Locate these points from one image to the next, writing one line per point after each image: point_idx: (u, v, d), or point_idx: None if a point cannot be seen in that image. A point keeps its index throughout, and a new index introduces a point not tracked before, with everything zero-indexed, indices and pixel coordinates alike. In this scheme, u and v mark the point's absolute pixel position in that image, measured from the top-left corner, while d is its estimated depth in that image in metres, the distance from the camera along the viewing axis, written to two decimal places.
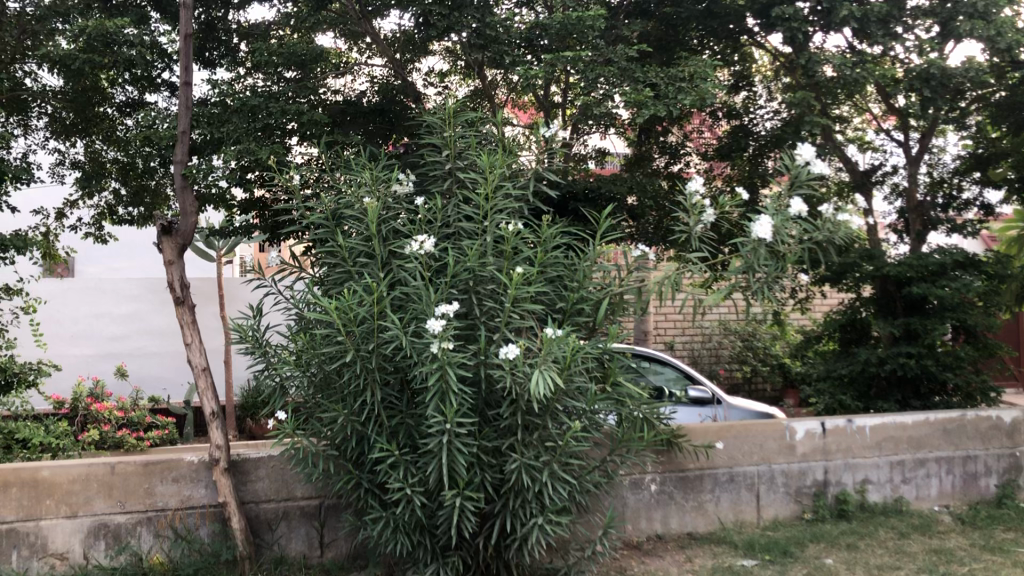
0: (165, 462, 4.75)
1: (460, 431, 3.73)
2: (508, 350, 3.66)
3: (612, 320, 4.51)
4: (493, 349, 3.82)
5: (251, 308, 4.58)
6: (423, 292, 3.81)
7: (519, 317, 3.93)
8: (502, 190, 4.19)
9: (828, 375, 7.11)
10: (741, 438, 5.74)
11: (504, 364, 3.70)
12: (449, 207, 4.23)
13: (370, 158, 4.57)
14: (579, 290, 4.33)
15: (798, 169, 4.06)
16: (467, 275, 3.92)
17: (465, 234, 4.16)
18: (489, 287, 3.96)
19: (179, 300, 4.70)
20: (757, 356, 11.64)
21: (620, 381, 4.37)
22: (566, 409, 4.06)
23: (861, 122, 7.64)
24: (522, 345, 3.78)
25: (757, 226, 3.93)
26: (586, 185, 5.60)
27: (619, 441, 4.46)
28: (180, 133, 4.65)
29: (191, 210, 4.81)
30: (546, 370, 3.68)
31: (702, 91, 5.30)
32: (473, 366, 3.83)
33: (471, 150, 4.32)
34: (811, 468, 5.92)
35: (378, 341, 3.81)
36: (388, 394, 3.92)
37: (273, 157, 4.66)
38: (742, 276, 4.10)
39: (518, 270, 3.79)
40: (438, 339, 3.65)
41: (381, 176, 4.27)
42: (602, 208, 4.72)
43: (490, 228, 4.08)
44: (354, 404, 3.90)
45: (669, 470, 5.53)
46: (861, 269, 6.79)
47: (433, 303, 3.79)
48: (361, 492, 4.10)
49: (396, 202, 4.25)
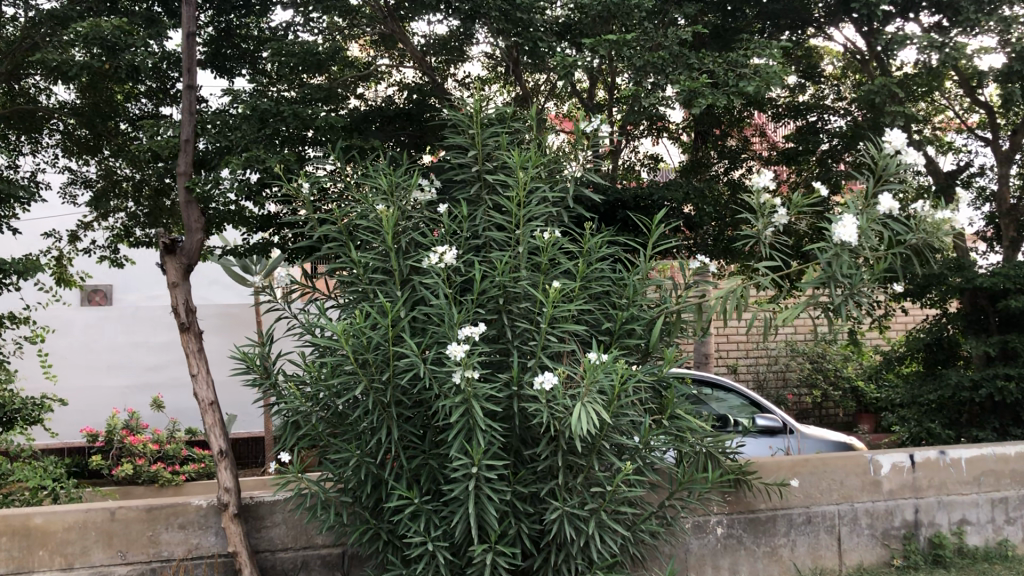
0: (171, 507, 4.27)
1: (490, 475, 3.17)
2: (545, 379, 3.09)
3: (668, 342, 3.91)
4: (527, 377, 3.26)
5: (260, 334, 4.08)
6: (446, 312, 3.27)
7: (557, 340, 3.37)
8: (537, 195, 3.64)
9: (913, 401, 6.37)
10: (818, 473, 5.07)
11: (541, 396, 3.12)
12: (477, 216, 3.70)
13: (390, 163, 4.06)
14: (628, 308, 3.75)
15: (887, 160, 3.42)
16: (496, 293, 3.38)
17: (495, 246, 3.62)
18: (523, 306, 3.41)
19: (184, 327, 4.25)
20: (827, 379, 10.87)
21: (678, 412, 3.72)
22: (615, 447, 3.49)
23: (941, 120, 6.95)
24: (561, 372, 3.21)
25: (838, 226, 3.31)
26: (636, 192, 5.01)
27: (680, 482, 3.87)
28: (184, 141, 4.22)
29: (196, 226, 4.36)
30: (591, 403, 3.10)
31: (767, 77, 4.68)
32: (504, 399, 3.27)
33: (501, 150, 3.78)
34: (898, 508, 5.23)
35: (393, 370, 3.27)
36: (407, 432, 3.38)
37: (281, 165, 4.16)
38: (821, 288, 3.48)
39: (556, 285, 3.24)
40: (461, 367, 3.09)
41: (400, 182, 3.73)
42: (655, 214, 4.11)
43: (524, 237, 3.53)
44: (369, 444, 3.38)
45: (737, 511, 4.88)
46: (948, 282, 6.07)
47: (457, 324, 3.24)
48: (380, 545, 3.56)
49: (418, 211, 3.73)
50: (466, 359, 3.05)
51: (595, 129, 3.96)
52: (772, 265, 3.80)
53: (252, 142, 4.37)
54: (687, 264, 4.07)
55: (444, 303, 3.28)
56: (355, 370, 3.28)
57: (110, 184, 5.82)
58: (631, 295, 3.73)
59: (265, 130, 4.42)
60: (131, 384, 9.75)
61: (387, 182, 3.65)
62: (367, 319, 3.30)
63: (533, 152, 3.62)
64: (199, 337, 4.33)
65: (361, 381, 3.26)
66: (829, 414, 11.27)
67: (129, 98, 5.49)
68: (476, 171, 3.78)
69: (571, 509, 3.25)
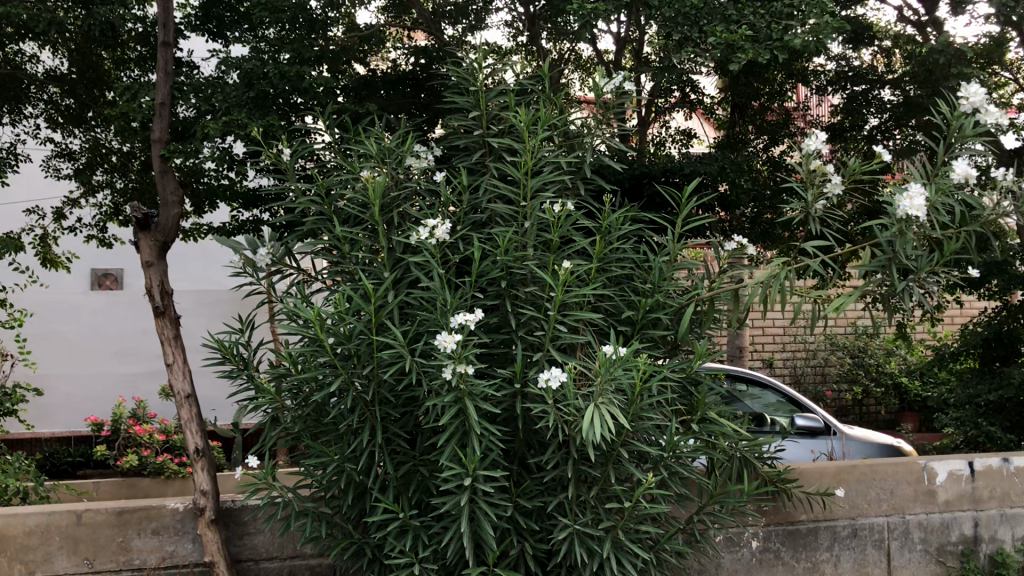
0: (144, 511, 3.84)
1: (486, 488, 2.70)
2: (552, 376, 2.61)
3: (699, 335, 3.42)
4: (532, 373, 2.79)
5: (239, 320, 3.64)
6: (437, 296, 2.80)
7: (568, 331, 2.90)
8: (548, 162, 3.16)
9: (970, 401, 5.79)
10: (865, 482, 4.55)
11: (547, 395, 2.65)
12: (479, 187, 3.22)
13: (386, 127, 3.59)
14: (652, 295, 3.27)
15: (962, 119, 2.90)
16: (498, 275, 2.91)
17: (500, 221, 3.13)
18: (528, 290, 2.94)
19: (158, 310, 3.83)
20: (869, 375, 10.27)
21: (710, 415, 3.23)
22: (636, 456, 3.01)
23: (1004, 93, 6.35)
24: (571, 367, 2.73)
25: (902, 197, 2.79)
26: (666, 165, 4.51)
27: (711, 496, 3.38)
28: (158, 103, 3.80)
29: (173, 200, 3.95)
30: (606, 405, 2.63)
31: (818, 30, 4.15)
32: (506, 399, 2.81)
33: (509, 110, 3.30)
34: (955, 520, 4.71)
35: (376, 364, 2.81)
36: (394, 434, 2.93)
37: (263, 129, 3.70)
38: (882, 271, 2.96)
39: (566, 265, 2.76)
40: (453, 360, 2.61)
41: (392, 147, 3.27)
42: (686, 188, 3.60)
43: (533, 208, 3.04)
44: (349, 448, 2.93)
45: (775, 523, 4.37)
46: (1013, 270, 5.49)
47: (451, 310, 2.76)
48: (365, 562, 3.11)
49: (415, 179, 3.27)
50: (458, 352, 2.59)
51: (617, 87, 3.45)
52: (824, 245, 3.27)
53: (234, 105, 3.91)
54: (723, 245, 3.57)
55: (436, 286, 2.81)
56: (331, 363, 2.83)
57: (98, 155, 5.36)
58: (657, 279, 3.23)
59: (247, 92, 3.94)
60: (141, 372, 9.38)
61: (377, 147, 3.18)
62: (347, 304, 2.86)
63: (545, 111, 3.13)
64: (176, 322, 3.91)
65: (338, 375, 2.81)
66: (870, 411, 10.68)
67: (119, 65, 5.06)
68: (480, 134, 3.28)
69: (582, 529, 2.78)
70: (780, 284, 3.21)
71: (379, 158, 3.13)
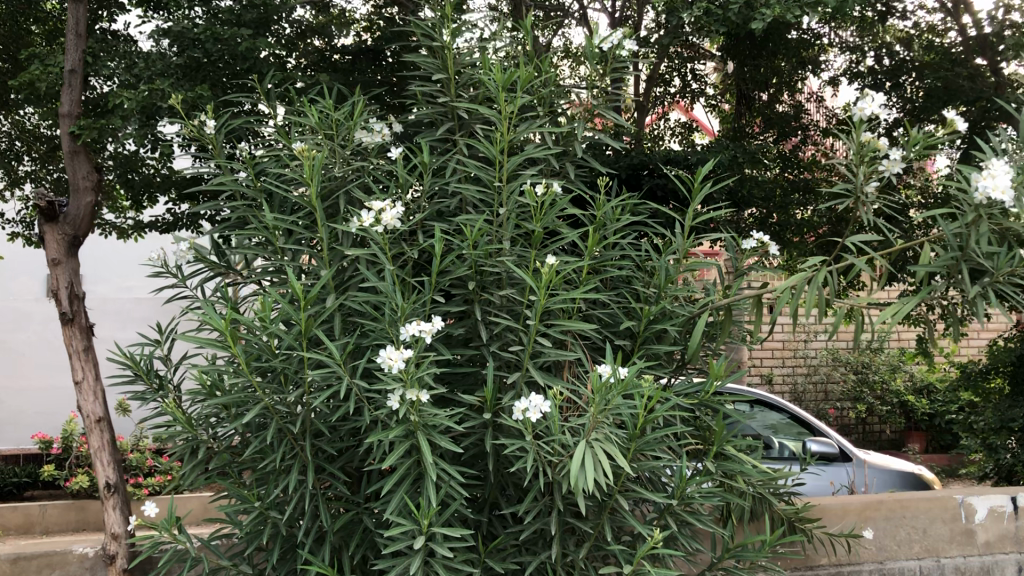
0: (44, 558, 2.92)
1: (445, 549, 2.09)
2: (532, 405, 2.01)
3: (712, 351, 2.81)
4: (507, 398, 2.19)
5: (157, 329, 3.01)
6: (387, 300, 2.19)
7: (552, 348, 2.29)
8: (530, 136, 2.56)
9: (1002, 424, 5.20)
10: (895, 520, 3.95)
11: (524, 429, 2.04)
12: (445, 167, 2.61)
13: (337, 96, 2.98)
14: (657, 303, 2.66)
15: None
16: (465, 275, 2.30)
17: (471, 207, 2.54)
18: (503, 293, 2.34)
19: (66, 318, 3.22)
20: (874, 393, 9.62)
21: (728, 451, 2.62)
22: (637, 505, 2.40)
23: None
24: (556, 393, 2.13)
25: (981, 176, 2.30)
26: (668, 153, 3.91)
27: (727, 548, 2.76)
28: (67, 71, 3.19)
29: (86, 185, 3.33)
30: (601, 443, 2.03)
31: None
32: (473, 432, 2.20)
33: (484, 74, 2.70)
34: (997, 564, 4.11)
35: (307, 386, 2.20)
36: (330, 476, 2.32)
37: (187, 100, 3.06)
38: (953, 271, 2.38)
39: (553, 260, 2.15)
40: (402, 383, 2.01)
41: (339, 118, 2.66)
42: (698, 173, 2.98)
43: (512, 190, 2.44)
44: (275, 491, 2.31)
45: (794, 568, 3.76)
46: None
47: (403, 317, 2.16)
48: None
49: (367, 157, 2.66)
50: (408, 371, 1.98)
51: (615, 46, 2.84)
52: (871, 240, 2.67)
53: (156, 73, 3.25)
54: (740, 243, 2.98)
55: (384, 286, 2.20)
56: (249, 384, 2.23)
57: (25, 139, 4.73)
58: (664, 282, 2.63)
59: (172, 58, 3.29)
60: None
61: (320, 116, 2.58)
62: (272, 311, 2.26)
63: (527, 72, 2.53)
64: (89, 332, 3.30)
65: (258, 400, 2.21)
66: (874, 431, 10.05)
67: (47, 40, 4.44)
68: (447, 101, 2.68)
69: None
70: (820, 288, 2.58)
71: (320, 128, 2.53)
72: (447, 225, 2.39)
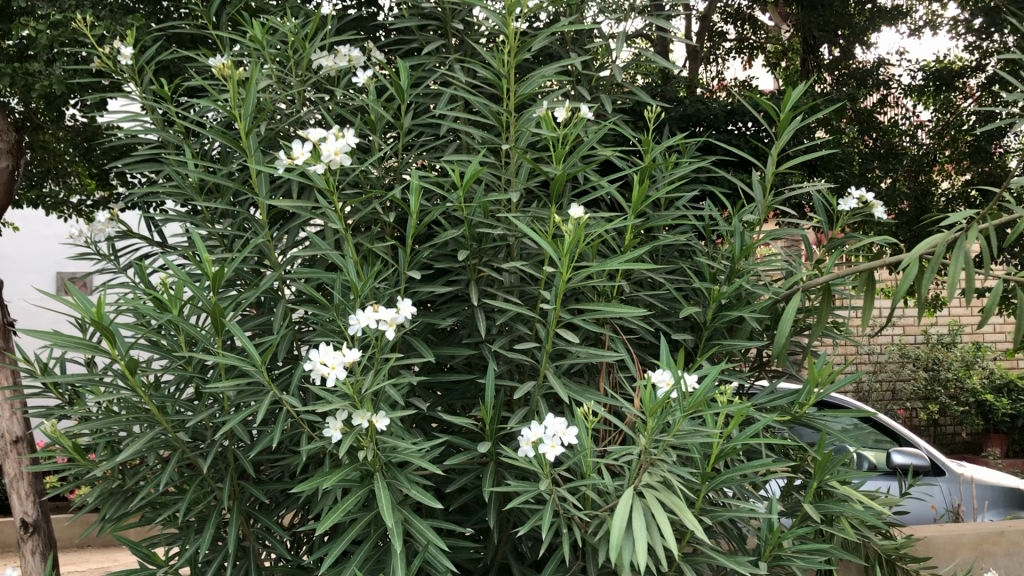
0: None
1: None
2: (547, 434, 1.28)
3: (803, 346, 2.07)
4: (515, 418, 1.48)
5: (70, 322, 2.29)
6: (337, 276, 1.49)
7: (583, 346, 1.57)
8: (549, 50, 1.82)
9: None
10: (1016, 557, 3.17)
11: (539, 471, 1.31)
12: (433, 99, 1.89)
13: (303, 15, 2.29)
14: (731, 282, 1.91)
15: None
16: (453, 241, 1.59)
17: (468, 149, 1.83)
18: (510, 267, 1.62)
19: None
20: (948, 391, 8.67)
21: (830, 486, 1.86)
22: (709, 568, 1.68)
23: None
24: (589, 412, 1.40)
25: None
26: (731, 102, 3.20)
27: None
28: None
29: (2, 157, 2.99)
30: (654, 492, 1.30)
31: None
32: (466, 468, 1.49)
33: None
34: None
35: (225, 405, 1.50)
36: (268, 527, 1.63)
37: (111, 26, 2.36)
38: None
39: (579, 214, 1.42)
40: (346, 403, 1.28)
41: (289, 34, 1.94)
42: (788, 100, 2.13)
43: (522, 120, 1.73)
44: (190, 545, 1.63)
45: None
46: None
47: (357, 302, 1.44)
48: None
49: (331, 91, 1.96)
50: (354, 383, 1.28)
51: None
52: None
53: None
54: (839, 204, 2.22)
55: (333, 257, 1.50)
56: (144, 402, 1.55)
57: None
58: (739, 254, 1.88)
59: None
60: None
61: (261, 29, 1.87)
62: (180, 294, 1.57)
63: None
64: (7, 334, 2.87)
65: (157, 423, 1.53)
66: (947, 433, 9.16)
67: None
68: (438, 9, 1.96)
69: None
70: (974, 257, 1.75)
71: (261, 44, 1.83)
72: (432, 171, 1.68)
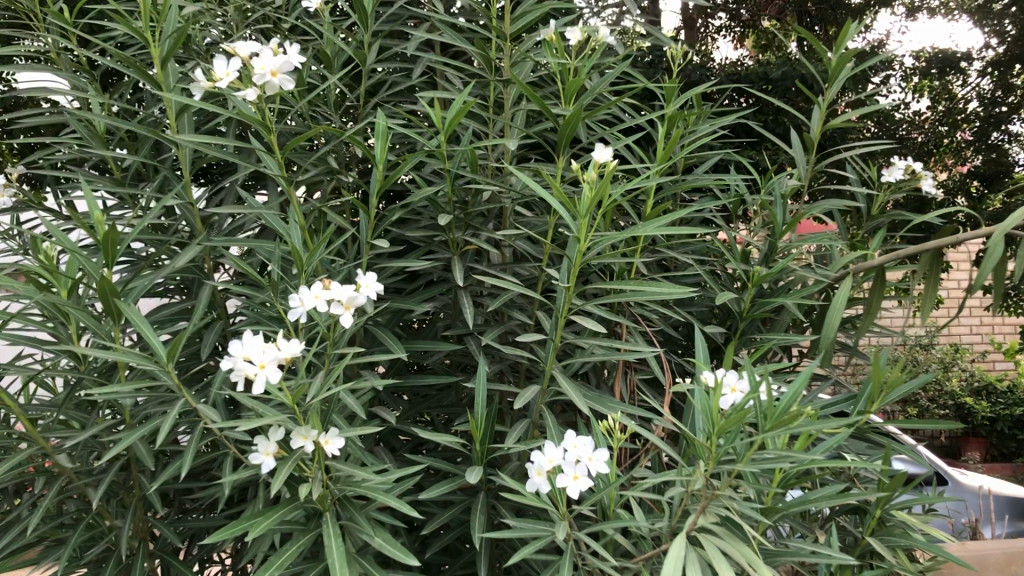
0: None
1: None
2: (568, 462, 0.91)
3: (847, 341, 1.72)
4: (514, 435, 1.11)
5: None
6: (277, 246, 1.11)
7: (600, 339, 1.20)
8: None
9: None
10: None
11: (558, 513, 0.95)
12: (403, 33, 1.51)
13: None
14: (771, 262, 1.55)
15: None
16: (432, 201, 1.22)
17: (447, 93, 1.46)
18: (505, 237, 1.25)
19: None
20: (927, 395, 8.38)
21: (894, 512, 1.48)
22: None
23: None
24: (618, 428, 1.04)
25: None
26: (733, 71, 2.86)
27: None
28: None
29: None
30: (711, 540, 0.94)
31: None
32: (449, 501, 1.12)
33: None
34: None
35: (125, 420, 1.11)
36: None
37: None
38: None
39: (603, 160, 1.05)
40: (282, 417, 0.90)
41: None
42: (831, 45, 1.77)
43: (517, 57, 1.36)
44: None
45: None
46: None
47: (301, 279, 1.06)
48: None
49: (276, 25, 1.58)
50: (295, 388, 0.90)
51: None
52: None
53: None
54: (887, 173, 1.85)
55: (271, 221, 1.12)
56: (14, 412, 1.14)
57: None
58: (781, 228, 1.52)
59: None
60: None
61: None
62: (70, 269, 1.18)
63: None
64: None
65: (35, 442, 1.13)
66: (925, 438, 8.88)
67: None
68: None
69: None
70: None
71: None
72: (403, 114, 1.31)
